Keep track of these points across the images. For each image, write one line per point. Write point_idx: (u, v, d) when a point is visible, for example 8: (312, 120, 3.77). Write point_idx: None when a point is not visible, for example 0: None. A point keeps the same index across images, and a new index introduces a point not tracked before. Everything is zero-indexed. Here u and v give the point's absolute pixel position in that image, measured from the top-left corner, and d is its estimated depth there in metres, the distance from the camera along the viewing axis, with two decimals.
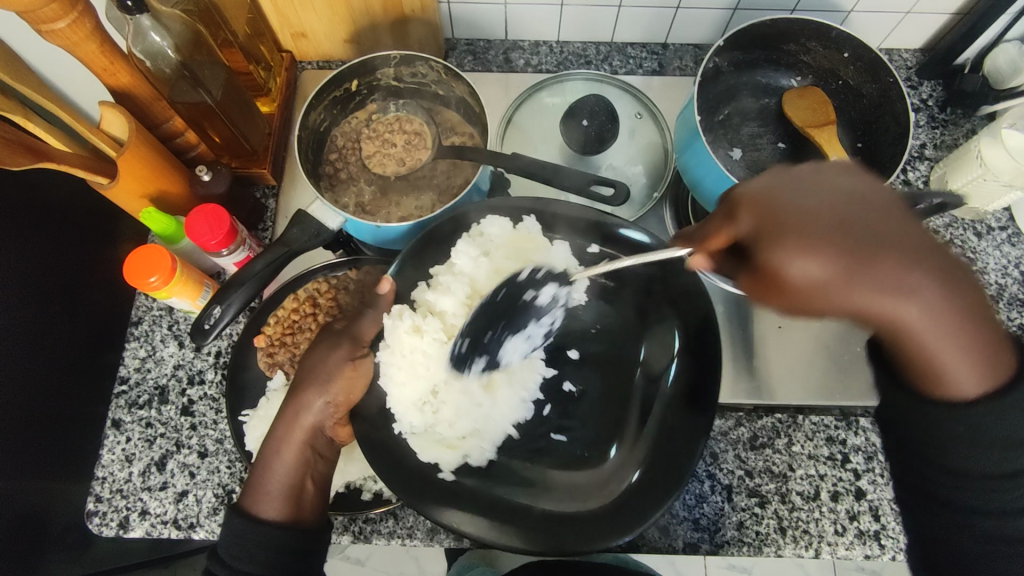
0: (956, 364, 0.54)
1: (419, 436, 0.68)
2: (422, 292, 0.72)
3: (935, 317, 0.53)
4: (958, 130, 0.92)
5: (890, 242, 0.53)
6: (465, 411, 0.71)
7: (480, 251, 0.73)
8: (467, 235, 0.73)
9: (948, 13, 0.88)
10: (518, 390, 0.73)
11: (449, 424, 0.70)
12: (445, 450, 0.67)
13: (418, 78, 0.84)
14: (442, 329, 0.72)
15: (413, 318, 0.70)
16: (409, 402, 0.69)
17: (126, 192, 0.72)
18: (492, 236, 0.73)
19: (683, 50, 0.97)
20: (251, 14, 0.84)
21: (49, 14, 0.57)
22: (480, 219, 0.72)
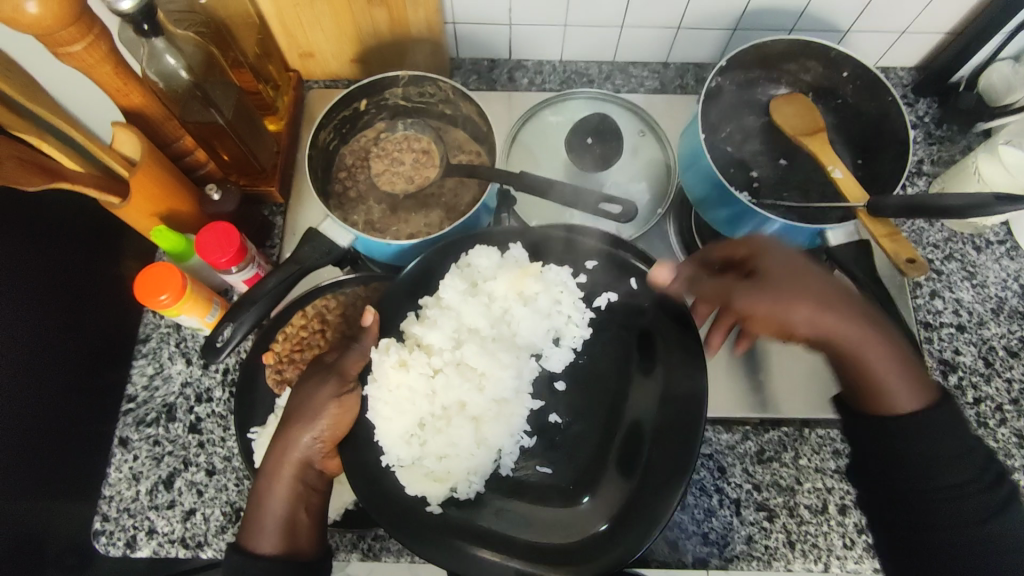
0: (899, 390, 0.63)
1: (407, 469, 0.68)
2: (409, 325, 0.72)
3: (856, 355, 0.64)
4: (954, 147, 0.93)
5: (832, 328, 0.63)
6: (455, 443, 0.71)
7: (467, 283, 0.75)
8: (455, 267, 0.75)
9: (941, 33, 0.91)
10: (507, 425, 0.73)
11: (436, 455, 0.70)
12: (431, 485, 0.67)
13: (426, 97, 0.85)
14: (429, 363, 0.72)
15: (400, 352, 0.70)
16: (397, 435, 0.68)
17: (137, 211, 0.72)
18: (480, 267, 0.75)
19: (684, 68, 0.99)
20: (261, 35, 0.86)
21: (67, 38, 0.58)
22: (469, 250, 0.74)
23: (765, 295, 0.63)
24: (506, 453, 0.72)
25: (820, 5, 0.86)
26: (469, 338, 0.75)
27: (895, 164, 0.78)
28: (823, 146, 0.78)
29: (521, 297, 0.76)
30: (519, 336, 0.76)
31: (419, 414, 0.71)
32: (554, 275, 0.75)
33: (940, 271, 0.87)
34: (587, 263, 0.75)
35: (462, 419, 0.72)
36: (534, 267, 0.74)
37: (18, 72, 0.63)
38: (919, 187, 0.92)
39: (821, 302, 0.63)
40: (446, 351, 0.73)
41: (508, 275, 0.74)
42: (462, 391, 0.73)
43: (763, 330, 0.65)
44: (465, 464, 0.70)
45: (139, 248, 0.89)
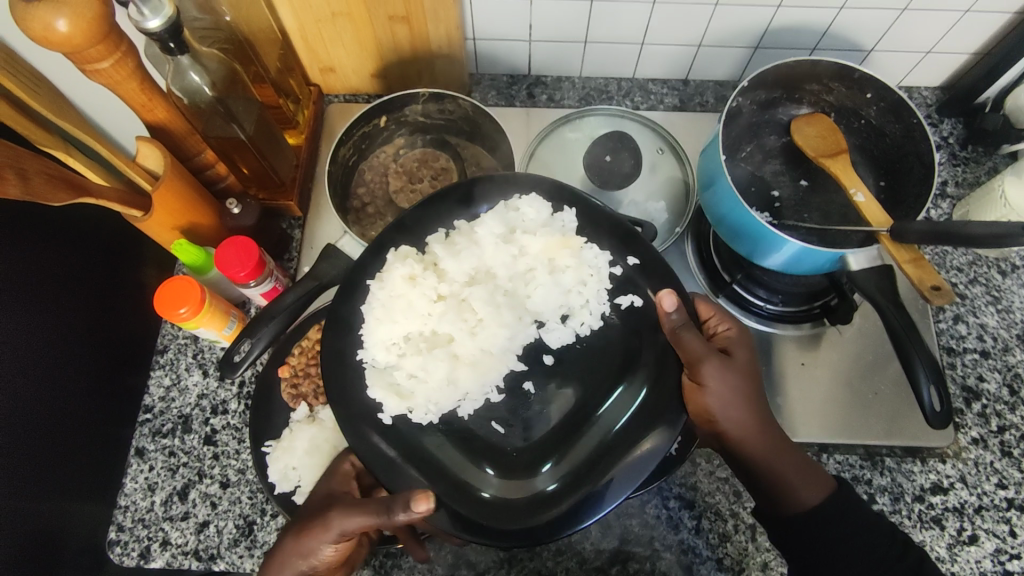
0: (796, 490, 0.66)
1: (376, 371, 0.66)
2: (434, 243, 0.70)
3: (774, 460, 0.66)
4: (979, 168, 0.92)
5: (766, 427, 0.66)
6: (427, 372, 0.69)
7: (506, 228, 0.71)
8: (500, 208, 0.71)
9: (968, 53, 0.89)
10: (482, 379, 0.70)
11: (408, 372, 0.68)
12: (392, 397, 0.65)
13: (444, 113, 0.86)
14: (436, 288, 0.71)
15: (414, 267, 0.68)
16: (382, 339, 0.67)
17: (158, 224, 0.73)
18: (524, 217, 0.70)
19: (704, 86, 0.98)
20: (282, 50, 0.87)
21: (95, 55, 0.59)
22: (520, 196, 0.70)
23: (733, 382, 0.64)
24: (468, 399, 0.70)
25: (845, 24, 0.85)
26: (483, 280, 0.73)
27: (918, 188, 0.78)
28: (844, 167, 0.77)
29: (550, 263, 0.71)
30: (530, 301, 0.72)
31: (409, 327, 0.70)
32: (592, 259, 0.69)
33: (964, 295, 0.85)
34: (629, 258, 0.69)
35: (443, 353, 0.70)
36: (573, 239, 0.70)
37: (47, 89, 0.64)
38: (942, 209, 0.90)
39: (761, 404, 0.67)
40: (457, 284, 0.72)
41: (548, 236, 0.70)
42: (453, 327, 0.71)
43: (717, 401, 0.63)
44: (429, 393, 0.68)
45: (160, 256, 0.89)
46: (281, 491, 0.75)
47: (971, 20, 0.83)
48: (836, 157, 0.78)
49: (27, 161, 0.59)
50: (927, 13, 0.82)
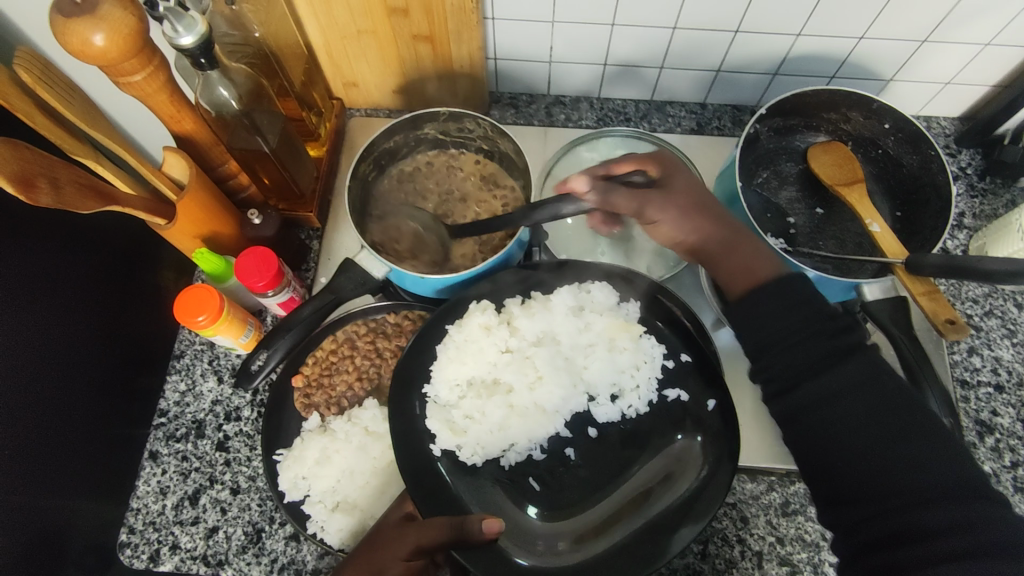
0: (746, 273, 0.66)
1: (437, 406, 0.73)
2: (513, 303, 0.76)
3: (720, 256, 0.67)
4: (997, 200, 0.92)
5: (703, 233, 0.67)
6: (482, 415, 0.73)
7: (577, 303, 0.77)
8: (575, 286, 0.77)
9: (988, 85, 0.89)
10: (531, 435, 0.73)
11: (465, 412, 0.73)
12: (445, 430, 0.71)
13: (464, 132, 0.87)
14: (506, 341, 0.76)
15: (490, 318, 0.74)
16: (449, 378, 0.74)
17: (181, 233, 0.75)
18: (595, 298, 0.76)
19: (722, 110, 0.99)
20: (307, 64, 0.88)
21: (130, 68, 0.61)
22: (594, 281, 0.76)
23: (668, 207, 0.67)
24: (513, 451, 0.73)
25: (864, 54, 0.86)
26: (548, 343, 0.76)
27: (936, 220, 0.78)
28: (861, 197, 0.77)
29: (609, 345, 0.76)
30: (587, 373, 0.75)
31: (473, 372, 0.76)
32: (648, 348, 0.74)
33: (979, 328, 0.85)
34: (682, 355, 0.73)
35: (500, 401, 0.74)
36: (635, 328, 0.75)
37: (80, 97, 0.64)
38: (959, 240, 0.90)
39: (700, 211, 0.67)
40: (526, 344, 0.76)
41: (611, 319, 0.76)
42: (514, 379, 0.75)
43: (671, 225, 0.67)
44: (480, 434, 0.72)
45: (179, 260, 0.90)
46: (291, 500, 0.76)
47: (991, 54, 0.83)
48: (852, 186, 0.78)
49: (59, 170, 0.61)
50: (947, 45, 0.83)
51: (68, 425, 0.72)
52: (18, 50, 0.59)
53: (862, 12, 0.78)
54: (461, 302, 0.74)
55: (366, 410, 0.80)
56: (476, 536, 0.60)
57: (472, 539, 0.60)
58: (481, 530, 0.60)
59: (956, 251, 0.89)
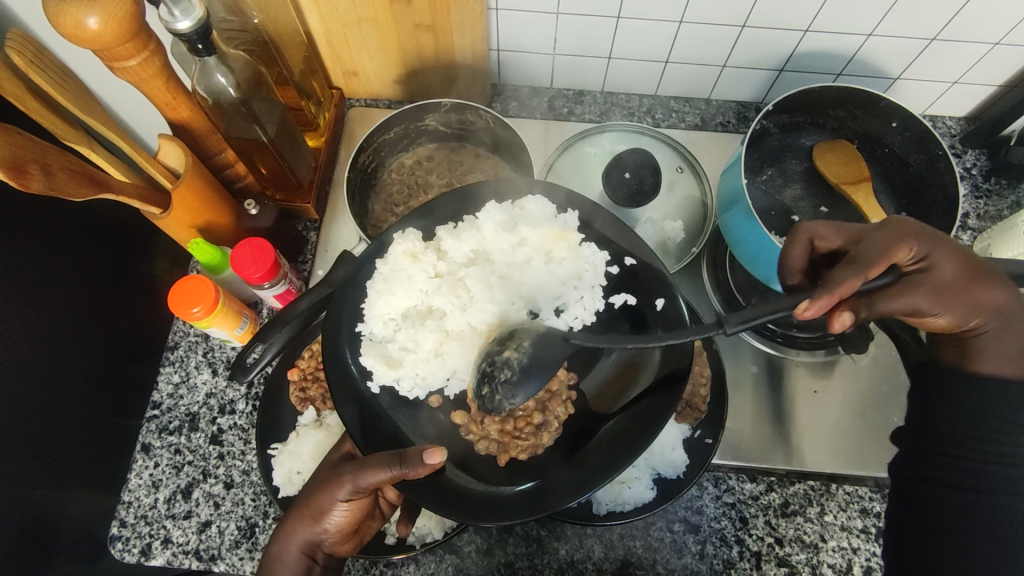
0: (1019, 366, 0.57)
1: (372, 343, 0.68)
2: (440, 227, 0.70)
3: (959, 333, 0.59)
4: (1002, 202, 0.91)
5: (954, 315, 0.57)
6: (418, 343, 0.69)
7: (507, 217, 0.70)
8: (507, 202, 0.71)
9: (995, 85, 0.89)
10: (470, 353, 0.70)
11: (402, 345, 0.69)
12: (381, 365, 0.66)
13: (439, 116, 0.85)
14: (435, 265, 0.70)
15: (414, 243, 0.68)
16: (383, 312, 0.68)
17: (176, 222, 0.73)
18: (531, 213, 0.70)
19: (727, 106, 0.98)
20: (307, 53, 0.87)
21: (124, 53, 0.59)
22: (526, 196, 0.70)
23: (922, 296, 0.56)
24: (454, 378, 0.71)
25: (872, 52, 0.85)
26: (481, 262, 0.72)
27: (942, 221, 0.77)
28: (866, 197, 0.77)
29: (546, 255, 0.71)
30: (525, 288, 0.72)
31: (405, 303, 0.70)
32: (589, 255, 0.71)
33: None
34: (626, 261, 0.71)
35: (434, 326, 0.70)
36: (574, 239, 0.70)
37: (73, 82, 0.63)
38: (963, 241, 0.89)
39: (957, 298, 0.57)
40: (456, 263, 0.72)
41: (547, 230, 0.70)
42: (447, 302, 0.71)
43: (938, 308, 0.57)
44: (418, 365, 0.69)
45: (172, 250, 0.89)
46: (285, 495, 0.74)
47: (999, 54, 0.82)
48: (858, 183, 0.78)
49: (51, 156, 0.59)
50: (956, 44, 0.82)
51: (60, 416, 0.70)
52: (9, 32, 0.57)
53: (872, 9, 0.77)
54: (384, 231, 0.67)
55: None
56: (410, 463, 0.57)
57: (413, 469, 0.57)
58: (420, 459, 0.57)
59: None
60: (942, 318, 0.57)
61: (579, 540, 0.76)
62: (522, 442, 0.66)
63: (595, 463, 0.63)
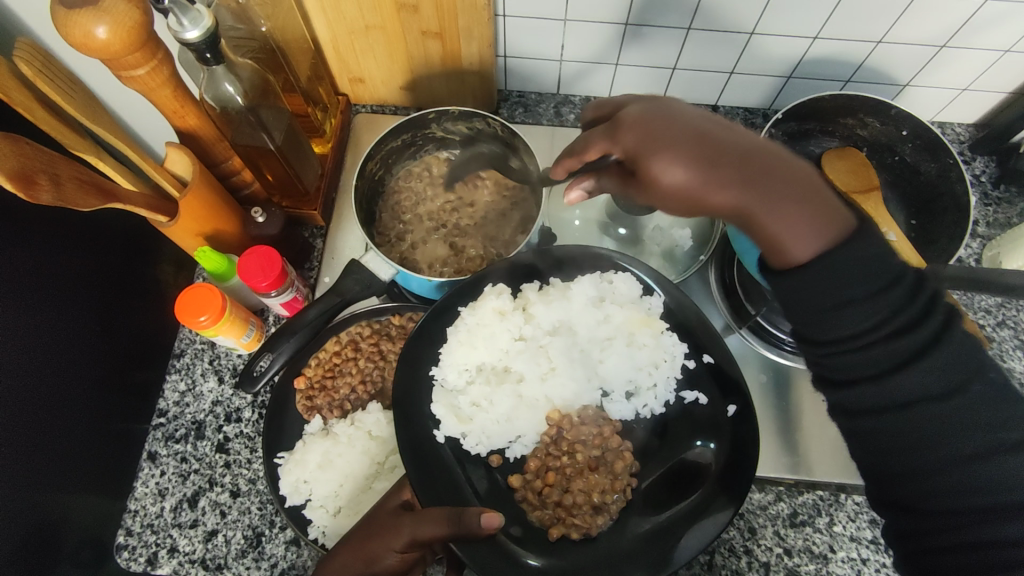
0: (794, 229, 0.54)
1: (443, 391, 0.71)
2: (529, 289, 0.74)
3: (760, 201, 0.55)
4: (1012, 209, 0.90)
5: (727, 182, 0.55)
6: (491, 403, 0.72)
7: (597, 294, 0.74)
8: (597, 275, 0.74)
9: (1005, 92, 0.88)
10: (539, 417, 0.73)
11: (472, 400, 0.72)
12: (450, 418, 0.69)
13: (477, 137, 0.86)
14: (521, 329, 0.74)
15: (505, 303, 0.72)
16: (459, 362, 0.72)
17: (183, 230, 0.73)
18: (618, 289, 0.74)
19: (734, 112, 0.97)
20: (313, 59, 0.86)
21: (132, 62, 0.59)
22: (617, 271, 0.74)
23: (665, 153, 0.56)
24: (519, 442, 0.73)
25: (880, 58, 0.84)
26: (564, 333, 0.75)
27: (953, 229, 0.77)
28: (877, 205, 0.76)
29: (627, 339, 0.74)
30: (603, 367, 0.74)
31: (483, 358, 0.74)
32: (669, 345, 0.72)
33: (993, 339, 0.84)
34: (705, 356, 0.71)
35: (510, 390, 0.73)
36: (657, 325, 0.73)
37: (81, 91, 0.62)
38: (972, 249, 0.88)
39: (726, 157, 0.55)
40: (543, 332, 0.75)
41: (633, 312, 0.73)
42: (526, 369, 0.74)
43: (673, 168, 0.56)
44: (486, 425, 0.71)
45: (178, 256, 0.89)
46: (292, 504, 0.74)
47: (1009, 60, 0.82)
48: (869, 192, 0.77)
49: (59, 166, 0.59)
50: (966, 51, 0.81)
51: (66, 424, 0.70)
52: (17, 41, 0.57)
53: (882, 16, 0.77)
54: (477, 282, 0.72)
55: (369, 415, 0.79)
56: (474, 529, 0.58)
57: (471, 533, 0.58)
58: (479, 524, 0.58)
59: (969, 260, 0.88)
60: (708, 187, 0.55)
61: None
62: (577, 520, 0.68)
63: (647, 551, 0.63)
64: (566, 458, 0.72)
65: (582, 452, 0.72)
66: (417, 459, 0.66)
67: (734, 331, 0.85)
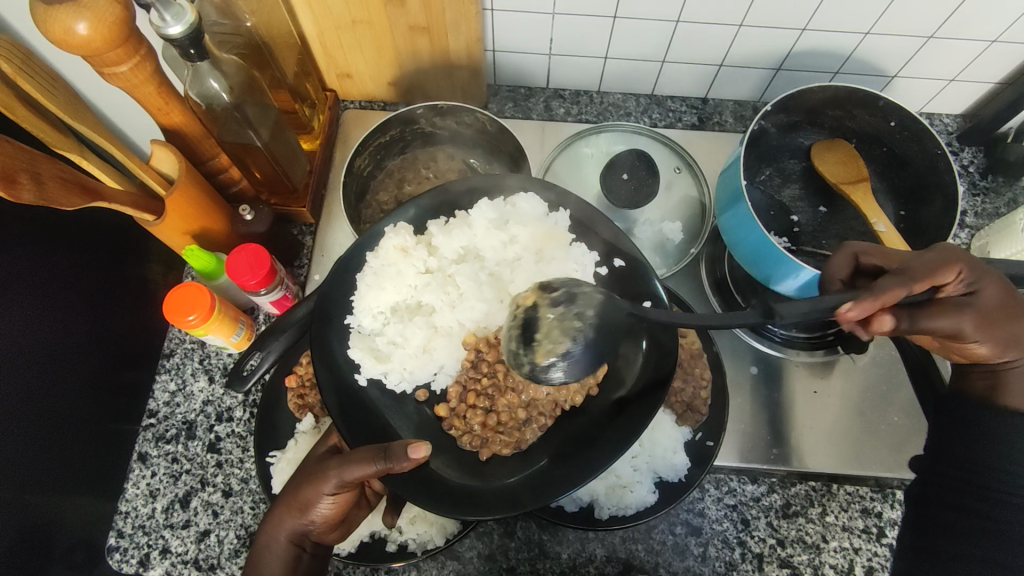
0: None
1: (359, 336, 0.68)
2: (433, 223, 0.72)
3: None
4: (999, 199, 0.91)
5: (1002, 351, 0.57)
6: (406, 338, 0.71)
7: (498, 216, 0.73)
8: (498, 199, 0.73)
9: (992, 82, 0.88)
10: (457, 344, 0.73)
11: (388, 338, 0.70)
12: (369, 358, 0.67)
13: (467, 129, 0.86)
14: (426, 261, 0.72)
15: (405, 237, 0.69)
16: (371, 305, 0.69)
17: (170, 229, 0.72)
18: (521, 211, 0.72)
19: (724, 105, 0.97)
20: (300, 55, 0.86)
21: (115, 58, 0.58)
22: (517, 192, 0.72)
23: (977, 330, 0.55)
24: (442, 372, 0.73)
25: (869, 50, 0.84)
26: (471, 259, 0.75)
27: (943, 219, 0.77)
28: (865, 195, 0.77)
29: (537, 255, 0.73)
30: (514, 286, 0.73)
31: (395, 297, 0.72)
32: (579, 255, 0.72)
33: None
34: (615, 261, 0.70)
35: (423, 322, 0.72)
36: (564, 238, 0.72)
37: (63, 89, 0.61)
38: (960, 239, 0.89)
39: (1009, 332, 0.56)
40: (447, 259, 0.74)
41: (537, 228, 0.73)
42: (435, 299, 0.73)
43: (993, 348, 0.57)
44: (405, 359, 0.70)
45: (166, 254, 0.88)
46: None
47: (996, 51, 0.82)
48: (857, 184, 0.78)
49: (42, 165, 0.58)
50: (953, 42, 0.82)
51: (54, 427, 0.69)
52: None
53: (870, 7, 0.77)
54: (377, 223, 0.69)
55: None
56: (400, 459, 0.57)
57: (398, 465, 0.58)
58: (405, 454, 0.57)
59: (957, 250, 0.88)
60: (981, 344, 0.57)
61: (580, 544, 0.76)
62: (506, 437, 0.68)
63: (575, 457, 0.64)
64: (487, 379, 0.71)
65: (503, 372, 0.71)
66: (343, 405, 0.64)
67: (728, 325, 0.85)
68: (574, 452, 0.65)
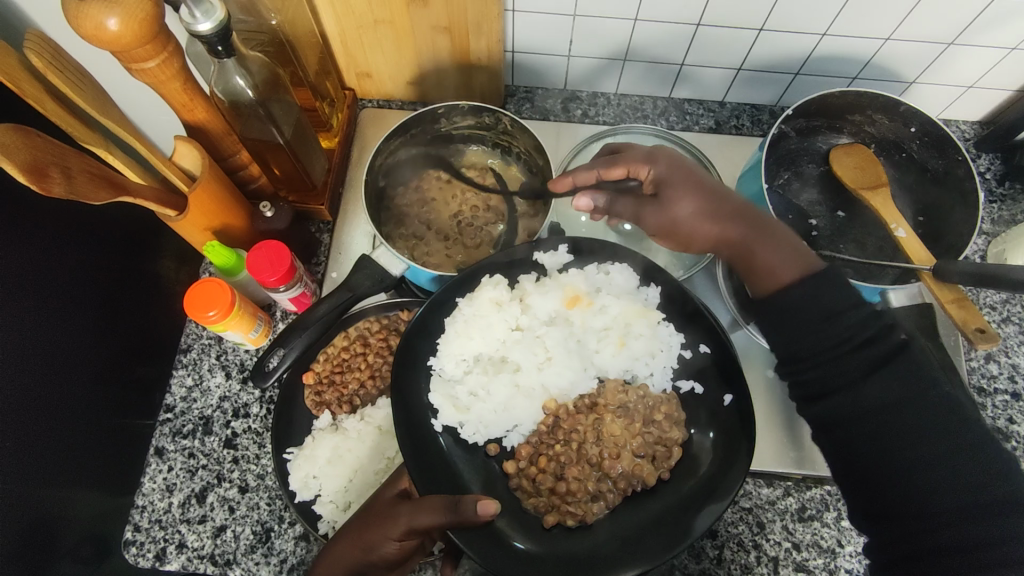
0: (775, 269, 0.62)
1: (440, 380, 0.71)
2: (525, 280, 0.74)
3: (752, 233, 0.64)
4: (1016, 206, 0.91)
5: (716, 228, 0.65)
6: (488, 393, 0.72)
7: (594, 287, 0.75)
8: (596, 265, 0.75)
9: (1010, 89, 0.89)
10: (535, 402, 0.72)
11: (470, 389, 0.72)
12: (448, 406, 0.69)
13: (486, 129, 0.86)
14: (518, 318, 0.74)
15: (501, 293, 0.73)
16: (456, 351, 0.72)
17: (191, 224, 0.72)
18: (614, 280, 0.74)
19: (740, 109, 0.97)
20: (321, 53, 0.86)
21: (143, 54, 0.59)
22: (614, 263, 0.74)
23: (678, 208, 0.65)
24: (516, 430, 0.72)
25: (888, 55, 0.85)
26: (561, 324, 0.75)
27: (963, 225, 0.77)
28: (885, 201, 0.77)
29: (625, 329, 0.74)
30: (599, 356, 0.74)
31: (481, 348, 0.74)
32: (666, 335, 0.72)
33: (998, 334, 0.84)
34: (701, 347, 0.70)
35: (507, 380, 0.73)
36: (654, 314, 0.72)
37: (90, 84, 0.62)
38: (977, 246, 0.89)
39: (716, 208, 0.65)
40: (540, 324, 0.75)
41: (629, 303, 0.73)
42: (522, 358, 0.73)
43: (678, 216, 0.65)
44: (484, 413, 0.71)
45: (180, 250, 0.89)
46: (301, 500, 0.74)
47: (1016, 58, 0.82)
48: (877, 188, 0.78)
49: (70, 159, 0.58)
50: (973, 48, 0.82)
51: (69, 420, 0.70)
52: (27, 32, 0.56)
53: (891, 12, 0.77)
54: (473, 274, 0.72)
55: (379, 409, 0.79)
56: (472, 517, 0.58)
57: (468, 521, 0.58)
58: (477, 511, 0.58)
59: (973, 256, 0.88)
60: (701, 227, 0.65)
61: None
62: (573, 509, 0.67)
63: (646, 537, 0.62)
64: (561, 445, 0.71)
65: (580, 440, 0.70)
66: (411, 434, 0.66)
67: (741, 327, 0.85)
68: (647, 528, 0.64)
